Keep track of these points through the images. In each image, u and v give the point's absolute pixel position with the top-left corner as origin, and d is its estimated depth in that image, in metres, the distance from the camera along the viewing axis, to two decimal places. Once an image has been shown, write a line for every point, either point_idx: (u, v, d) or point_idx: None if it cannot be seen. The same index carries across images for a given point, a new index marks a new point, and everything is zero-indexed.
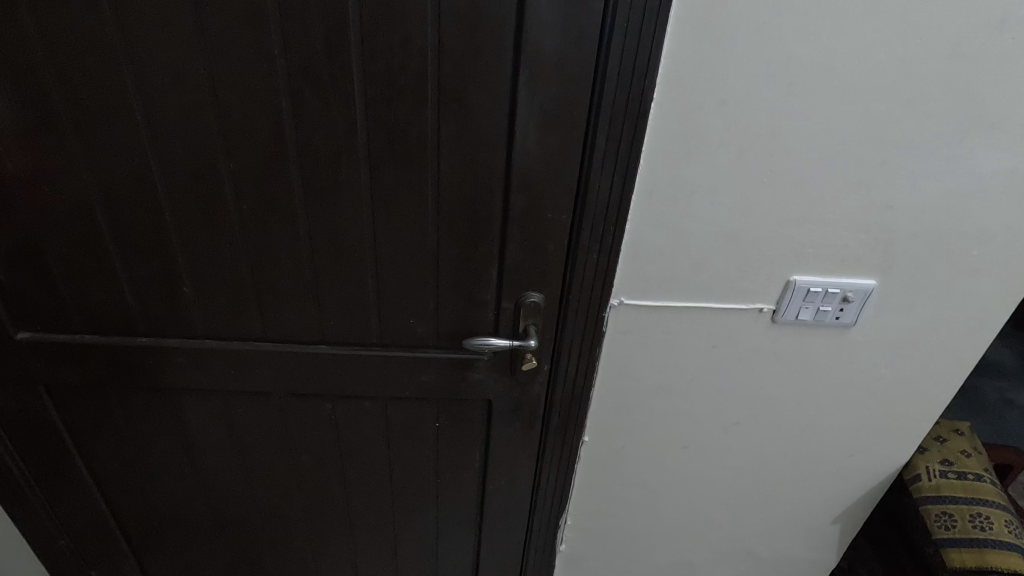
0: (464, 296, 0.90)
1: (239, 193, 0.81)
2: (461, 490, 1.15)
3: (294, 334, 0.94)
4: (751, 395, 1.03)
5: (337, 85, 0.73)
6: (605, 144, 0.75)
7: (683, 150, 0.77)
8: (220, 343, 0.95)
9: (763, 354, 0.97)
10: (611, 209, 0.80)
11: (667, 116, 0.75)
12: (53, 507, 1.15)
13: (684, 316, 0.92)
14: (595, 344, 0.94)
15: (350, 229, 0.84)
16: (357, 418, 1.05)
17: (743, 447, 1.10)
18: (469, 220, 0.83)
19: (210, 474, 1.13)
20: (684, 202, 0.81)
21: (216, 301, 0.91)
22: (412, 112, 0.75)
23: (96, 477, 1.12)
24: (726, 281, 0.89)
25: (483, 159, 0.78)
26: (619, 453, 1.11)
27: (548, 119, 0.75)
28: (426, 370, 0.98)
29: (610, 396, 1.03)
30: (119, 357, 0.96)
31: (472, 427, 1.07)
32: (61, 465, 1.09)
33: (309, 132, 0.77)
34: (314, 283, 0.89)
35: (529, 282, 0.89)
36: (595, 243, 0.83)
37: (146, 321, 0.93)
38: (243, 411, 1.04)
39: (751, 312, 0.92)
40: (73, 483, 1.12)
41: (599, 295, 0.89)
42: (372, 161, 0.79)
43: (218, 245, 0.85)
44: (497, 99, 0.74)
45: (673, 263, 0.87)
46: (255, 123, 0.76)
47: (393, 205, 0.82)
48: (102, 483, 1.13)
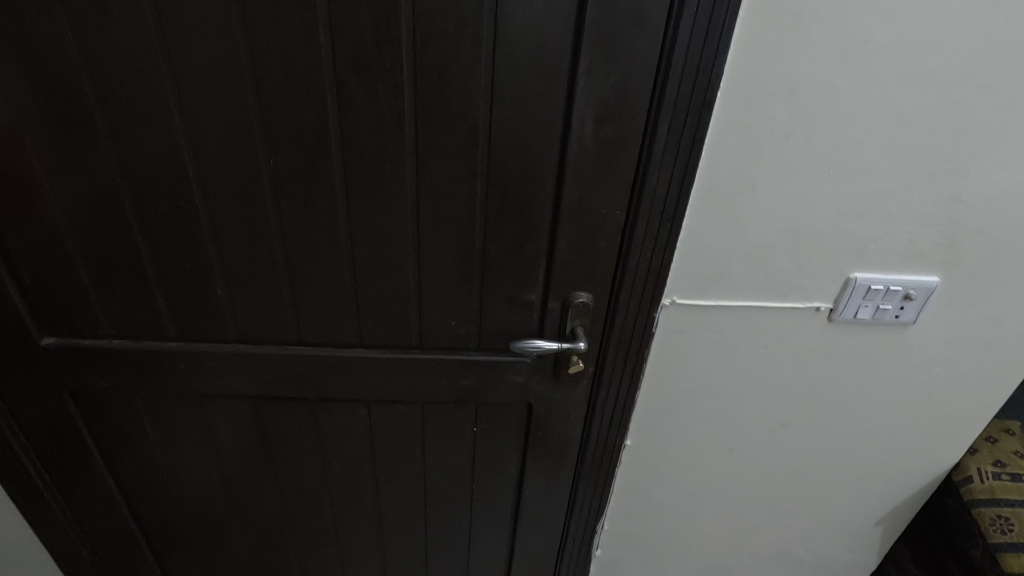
0: (509, 296, 0.87)
1: (279, 190, 0.77)
2: (497, 495, 1.12)
3: (330, 336, 0.91)
4: (802, 396, 0.99)
5: (385, 77, 0.70)
6: (666, 136, 0.72)
7: (748, 142, 0.73)
8: (252, 347, 0.91)
9: (817, 353, 0.94)
10: (669, 204, 0.77)
11: (733, 106, 0.71)
12: (76, 515, 1.11)
13: (737, 316, 0.89)
14: (643, 346, 0.91)
15: (393, 227, 0.80)
16: (392, 424, 1.02)
17: (789, 449, 1.07)
18: (517, 216, 0.79)
19: (238, 481, 1.09)
20: (745, 197, 0.77)
21: (250, 303, 0.87)
22: (463, 104, 0.71)
23: (120, 485, 1.09)
24: (783, 278, 0.85)
25: (535, 153, 0.75)
26: (661, 456, 1.07)
27: (607, 110, 0.71)
28: (466, 374, 0.94)
29: (656, 399, 0.99)
30: (148, 363, 0.92)
31: (511, 432, 1.03)
32: (84, 473, 1.05)
33: (354, 126, 0.73)
34: (352, 284, 0.85)
35: (577, 281, 0.85)
36: (649, 239, 0.80)
37: (176, 324, 0.89)
38: (274, 416, 1.00)
39: (807, 311, 0.88)
40: (96, 491, 1.08)
41: (650, 293, 0.85)
42: (418, 155, 0.75)
43: (255, 246, 0.82)
44: (554, 90, 0.70)
45: (729, 261, 0.83)
46: (298, 118, 0.72)
47: (438, 202, 0.78)
48: (126, 490, 1.09)
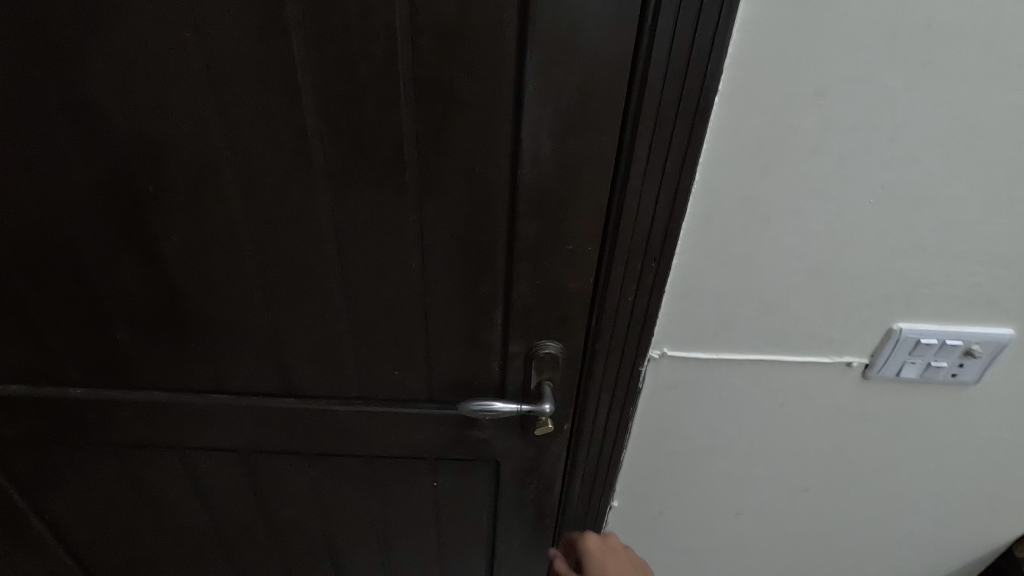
0: (462, 343, 0.71)
1: (170, 220, 0.63)
2: (469, 551, 0.98)
3: (257, 384, 0.77)
4: (828, 459, 0.81)
5: (278, 81, 0.54)
6: (648, 155, 0.54)
7: (760, 160, 0.55)
8: (168, 396, 0.78)
9: (848, 413, 0.75)
10: (655, 240, 0.59)
11: (738, 114, 0.52)
12: (12, 561, 1.02)
13: (745, 370, 0.71)
14: (628, 403, 0.74)
15: (314, 263, 0.65)
16: (340, 476, 0.88)
17: (812, 516, 0.89)
18: (465, 251, 0.64)
19: (178, 532, 0.97)
20: (755, 229, 0.59)
21: (158, 348, 0.74)
22: (379, 115, 0.55)
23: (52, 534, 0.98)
24: (806, 328, 0.67)
25: (479, 175, 0.58)
26: (657, 519, 0.91)
27: (567, 121, 0.54)
28: (418, 427, 0.80)
29: (648, 459, 0.83)
30: (54, 412, 0.80)
31: (478, 487, 0.89)
32: (11, 521, 0.95)
33: (248, 143, 0.58)
34: (274, 327, 0.71)
35: (544, 328, 0.69)
36: (631, 281, 0.63)
37: (80, 371, 0.76)
38: (207, 466, 0.88)
39: (836, 367, 0.70)
40: (27, 539, 0.98)
41: (635, 345, 0.68)
42: (333, 178, 0.59)
43: (153, 283, 0.68)
44: (495, 95, 0.53)
45: (736, 306, 0.65)
46: (176, 133, 0.57)
47: (364, 233, 0.63)
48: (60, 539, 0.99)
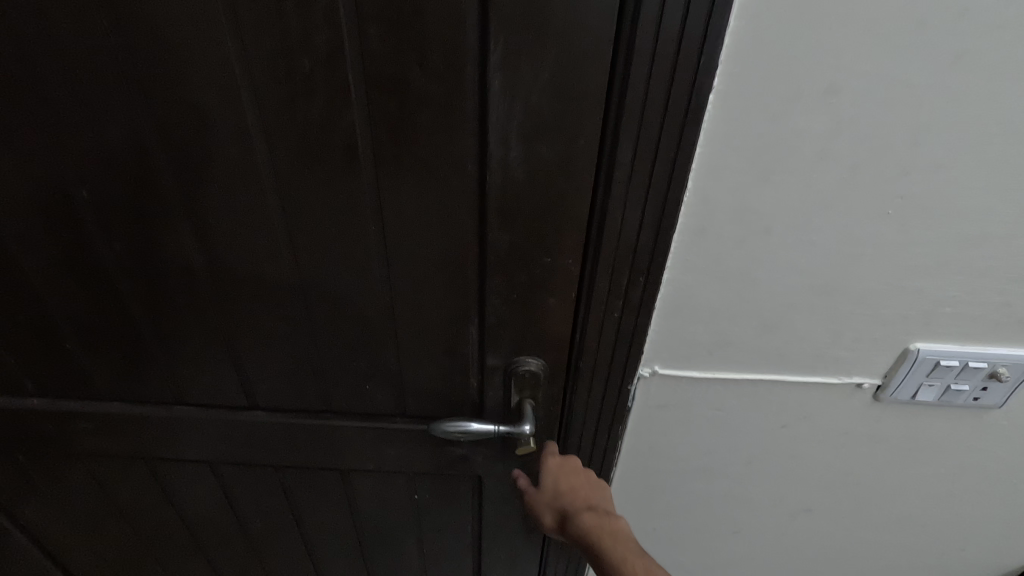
0: (435, 359, 0.66)
1: (114, 227, 0.58)
2: (454, 562, 0.94)
3: (221, 397, 0.73)
4: (833, 481, 0.76)
5: (214, 78, 0.48)
6: (631, 161, 0.48)
7: (760, 167, 0.48)
8: (129, 408, 0.74)
9: (856, 436, 0.69)
10: (641, 254, 0.53)
11: (736, 115, 0.45)
12: None
13: (743, 390, 0.65)
14: (615, 423, 0.68)
15: (272, 273, 0.60)
16: (316, 486, 0.85)
17: (814, 536, 0.84)
18: (433, 264, 0.58)
19: (154, 541, 0.94)
20: (755, 243, 0.52)
21: (114, 359, 0.69)
22: (329, 115, 0.49)
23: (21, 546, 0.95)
24: (811, 348, 0.60)
25: (443, 182, 0.52)
26: (649, 536, 0.86)
27: (539, 123, 0.47)
28: (393, 442, 0.75)
29: (638, 477, 0.77)
30: (14, 422, 0.76)
31: (459, 501, 0.84)
32: None
33: (189, 146, 0.52)
34: (234, 338, 0.66)
35: (522, 345, 0.63)
36: (616, 298, 0.57)
37: (35, 382, 0.72)
38: (178, 476, 0.84)
39: (844, 388, 0.64)
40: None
41: (621, 364, 0.62)
42: (283, 182, 0.54)
43: (104, 293, 0.64)
44: (457, 93, 0.47)
45: (732, 325, 0.59)
46: (112, 135, 0.52)
47: (322, 243, 0.58)
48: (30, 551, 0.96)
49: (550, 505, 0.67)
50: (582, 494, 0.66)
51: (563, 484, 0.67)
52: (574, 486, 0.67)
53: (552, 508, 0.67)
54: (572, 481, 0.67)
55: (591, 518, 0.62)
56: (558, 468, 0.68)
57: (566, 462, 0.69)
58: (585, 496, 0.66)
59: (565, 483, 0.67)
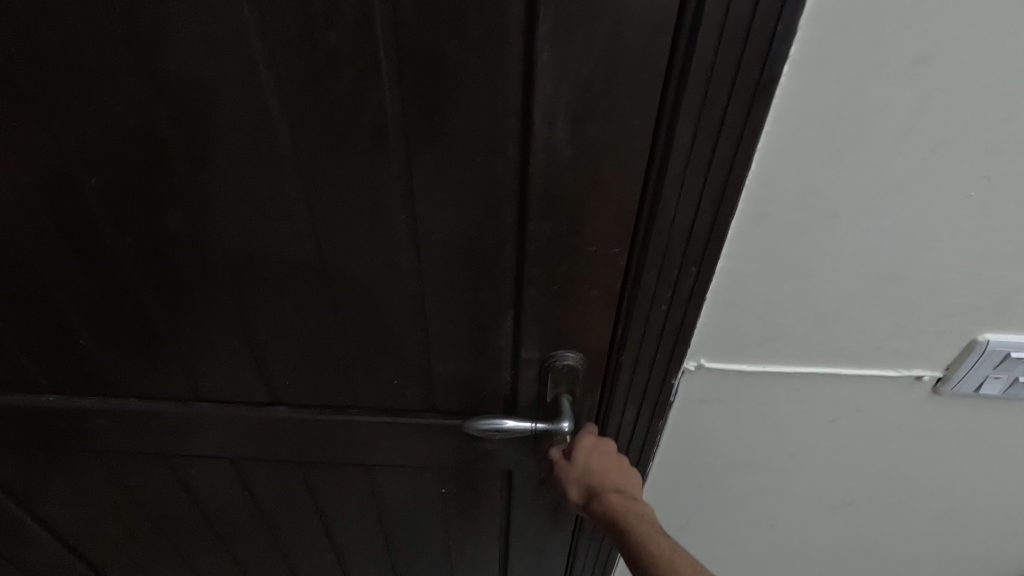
0: (466, 354, 0.63)
1: (127, 218, 0.55)
2: (481, 553, 0.92)
3: (241, 393, 0.70)
4: (879, 475, 0.72)
5: (232, 54, 0.44)
6: (691, 141, 0.43)
7: (834, 146, 0.43)
8: (147, 405, 0.71)
9: (909, 430, 0.66)
10: (694, 242, 0.49)
11: (811, 88, 0.40)
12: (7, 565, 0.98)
13: (794, 384, 0.61)
14: (656, 418, 0.65)
15: (294, 265, 0.57)
16: (339, 480, 0.82)
17: (854, 530, 0.80)
18: (467, 254, 0.54)
19: (176, 535, 0.93)
20: (820, 229, 0.48)
21: (130, 356, 0.66)
22: (357, 94, 0.45)
23: (40, 542, 0.93)
24: (871, 340, 0.56)
25: (480, 167, 0.48)
26: (683, 530, 0.83)
27: (589, 100, 0.43)
28: (421, 438, 0.72)
29: (675, 472, 0.74)
30: (28, 420, 0.74)
31: (487, 494, 0.82)
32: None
33: (205, 130, 0.48)
34: (255, 333, 0.63)
35: (560, 338, 0.59)
36: (664, 289, 0.53)
37: (49, 379, 0.69)
38: (198, 471, 0.82)
39: (902, 382, 0.60)
40: (19, 545, 0.93)
41: (666, 358, 0.58)
42: (307, 168, 0.50)
43: (116, 287, 0.60)
44: (499, 68, 0.43)
45: (788, 317, 0.55)
46: (121, 118, 0.48)
47: (348, 232, 0.54)
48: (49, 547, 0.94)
49: (576, 482, 0.62)
50: (612, 475, 0.61)
51: (593, 462, 0.62)
52: (604, 467, 0.62)
53: (578, 484, 0.62)
54: (602, 461, 0.62)
55: (621, 504, 0.58)
56: (588, 446, 0.63)
57: (598, 442, 0.63)
58: (614, 477, 0.61)
59: (596, 463, 0.62)
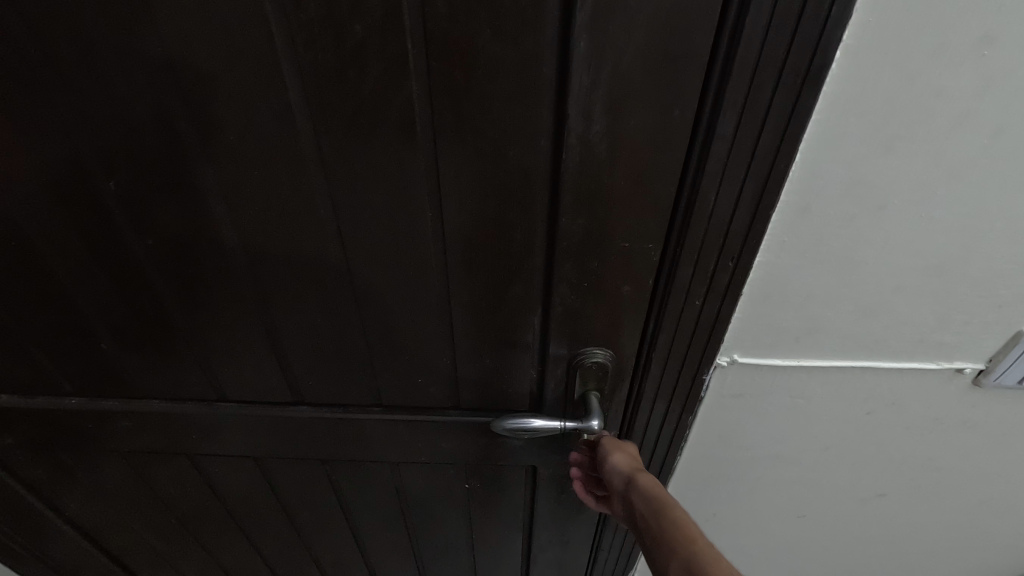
0: (492, 351, 0.61)
1: (146, 219, 0.54)
2: (503, 545, 0.92)
3: (264, 392, 0.69)
4: (913, 466, 0.70)
5: (252, 49, 0.42)
6: (733, 133, 0.42)
7: (885, 133, 0.41)
8: (169, 405, 0.71)
9: (946, 422, 0.64)
10: (733, 236, 0.47)
11: (864, 74, 0.39)
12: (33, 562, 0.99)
13: (830, 378, 0.60)
14: (686, 413, 0.64)
15: (317, 264, 0.56)
16: (362, 476, 0.82)
17: (884, 520, 0.79)
18: (495, 251, 0.52)
19: (200, 530, 0.93)
20: (866, 220, 0.46)
21: (152, 358, 0.66)
22: (384, 89, 0.43)
23: (64, 540, 0.93)
24: (912, 333, 0.55)
25: (511, 162, 0.46)
26: (708, 521, 0.82)
27: (627, 90, 0.41)
28: (445, 434, 0.72)
29: (703, 466, 0.73)
30: (52, 421, 0.73)
31: (511, 488, 0.81)
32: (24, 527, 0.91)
33: (225, 128, 0.47)
34: (278, 333, 0.62)
35: (590, 335, 0.58)
36: (700, 283, 0.51)
37: (72, 381, 0.69)
38: (221, 468, 0.82)
39: (942, 374, 0.58)
40: (44, 544, 0.94)
41: (699, 353, 0.57)
42: (330, 165, 0.48)
43: (137, 289, 0.59)
44: (533, 59, 0.41)
45: (827, 311, 0.53)
46: (138, 118, 0.47)
47: (372, 231, 0.52)
48: (74, 544, 0.94)
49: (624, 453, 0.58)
50: None
51: (628, 457, 0.58)
52: (639, 463, 0.57)
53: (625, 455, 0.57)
54: (637, 459, 0.58)
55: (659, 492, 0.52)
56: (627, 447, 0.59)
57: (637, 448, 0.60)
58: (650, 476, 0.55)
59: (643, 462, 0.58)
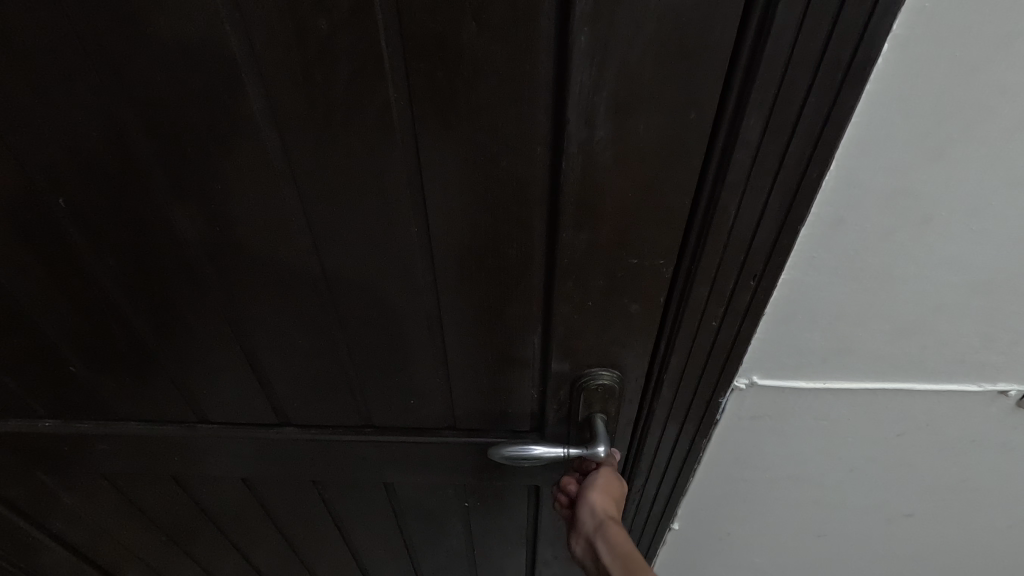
0: (489, 372, 0.56)
1: (107, 237, 0.49)
2: (505, 560, 0.88)
3: (247, 413, 0.65)
4: (944, 487, 0.65)
5: (206, 50, 0.37)
6: (759, 139, 0.36)
7: (936, 138, 0.36)
8: (148, 427, 0.66)
9: (985, 444, 0.59)
10: (756, 252, 0.42)
11: (915, 70, 0.33)
12: None
13: (858, 400, 0.55)
14: (699, 436, 0.59)
15: (296, 282, 0.51)
16: (356, 494, 0.78)
17: (911, 540, 0.74)
18: (489, 268, 0.47)
19: (190, 547, 0.89)
20: (908, 235, 0.41)
21: (126, 379, 0.61)
22: (358, 94, 0.38)
23: (49, 563, 0.89)
24: (952, 353, 0.49)
25: (505, 173, 0.41)
26: (722, 541, 0.78)
27: (635, 92, 0.36)
28: (441, 457, 0.67)
29: (717, 487, 0.68)
30: (27, 444, 0.69)
31: (512, 507, 0.77)
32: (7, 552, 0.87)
33: (184, 138, 0.42)
34: (257, 353, 0.58)
35: (594, 357, 0.53)
36: (717, 302, 0.46)
37: (44, 403, 0.65)
38: (208, 487, 0.78)
39: (983, 395, 0.53)
40: (29, 568, 0.90)
41: (715, 376, 0.52)
42: (303, 177, 0.43)
43: (103, 310, 0.55)
44: (527, 57, 0.35)
45: (858, 332, 0.48)
46: (88, 128, 0.42)
47: (354, 247, 0.47)
48: (59, 567, 0.90)
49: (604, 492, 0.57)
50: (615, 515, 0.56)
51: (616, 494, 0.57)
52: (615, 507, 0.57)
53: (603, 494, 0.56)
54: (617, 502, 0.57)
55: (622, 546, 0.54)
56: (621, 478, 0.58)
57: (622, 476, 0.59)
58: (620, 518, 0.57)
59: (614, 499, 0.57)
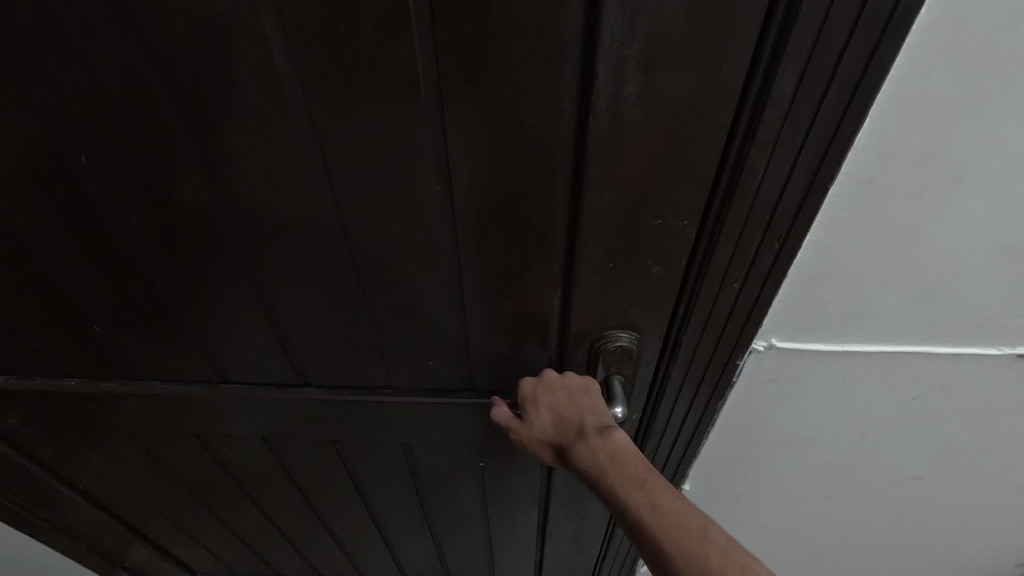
0: (507, 334, 0.57)
1: (129, 196, 0.49)
2: (518, 519, 0.90)
3: (269, 374, 0.66)
4: (954, 450, 0.66)
5: (226, 3, 0.36)
6: (792, 94, 0.36)
7: (975, 92, 0.35)
8: (171, 386, 0.68)
9: (998, 407, 0.59)
10: (782, 212, 0.42)
11: (959, 22, 0.32)
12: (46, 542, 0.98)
13: (875, 363, 0.55)
14: (715, 398, 0.60)
15: (317, 243, 0.51)
16: (374, 453, 0.80)
17: (918, 502, 0.75)
18: (510, 228, 0.47)
19: (213, 503, 0.92)
20: (938, 195, 0.40)
21: (149, 339, 0.63)
22: (382, 48, 0.37)
23: (76, 518, 0.92)
24: (973, 317, 0.49)
25: (530, 130, 0.40)
26: (730, 502, 0.79)
27: (667, 46, 0.35)
28: (458, 417, 0.68)
29: (729, 448, 0.69)
30: (54, 402, 0.71)
31: (526, 467, 0.78)
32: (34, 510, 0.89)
33: (206, 96, 0.41)
34: (277, 313, 0.58)
35: (614, 320, 0.53)
36: (739, 263, 0.46)
37: (70, 363, 0.66)
38: (229, 445, 0.79)
39: (1000, 359, 0.53)
40: (55, 525, 0.92)
41: (735, 338, 0.52)
42: (326, 134, 0.43)
43: (127, 270, 0.55)
44: (557, 8, 0.34)
45: (880, 294, 0.48)
46: (109, 85, 0.42)
47: (375, 206, 0.47)
48: (85, 521, 0.93)
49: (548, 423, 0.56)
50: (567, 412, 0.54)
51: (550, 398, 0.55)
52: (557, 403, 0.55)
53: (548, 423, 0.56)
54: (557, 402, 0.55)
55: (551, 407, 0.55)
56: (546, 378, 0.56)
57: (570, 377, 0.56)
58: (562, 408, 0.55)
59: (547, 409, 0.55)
